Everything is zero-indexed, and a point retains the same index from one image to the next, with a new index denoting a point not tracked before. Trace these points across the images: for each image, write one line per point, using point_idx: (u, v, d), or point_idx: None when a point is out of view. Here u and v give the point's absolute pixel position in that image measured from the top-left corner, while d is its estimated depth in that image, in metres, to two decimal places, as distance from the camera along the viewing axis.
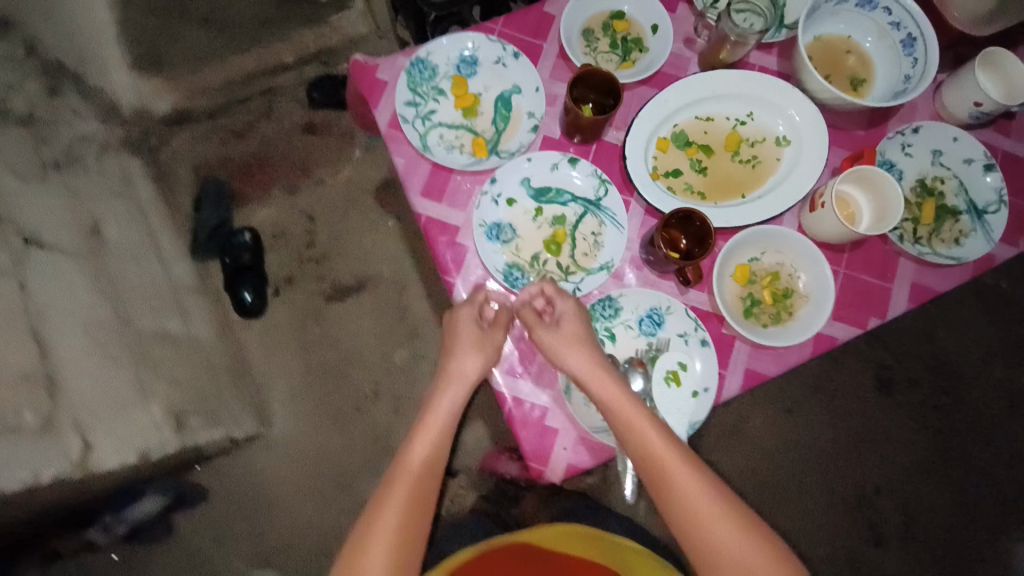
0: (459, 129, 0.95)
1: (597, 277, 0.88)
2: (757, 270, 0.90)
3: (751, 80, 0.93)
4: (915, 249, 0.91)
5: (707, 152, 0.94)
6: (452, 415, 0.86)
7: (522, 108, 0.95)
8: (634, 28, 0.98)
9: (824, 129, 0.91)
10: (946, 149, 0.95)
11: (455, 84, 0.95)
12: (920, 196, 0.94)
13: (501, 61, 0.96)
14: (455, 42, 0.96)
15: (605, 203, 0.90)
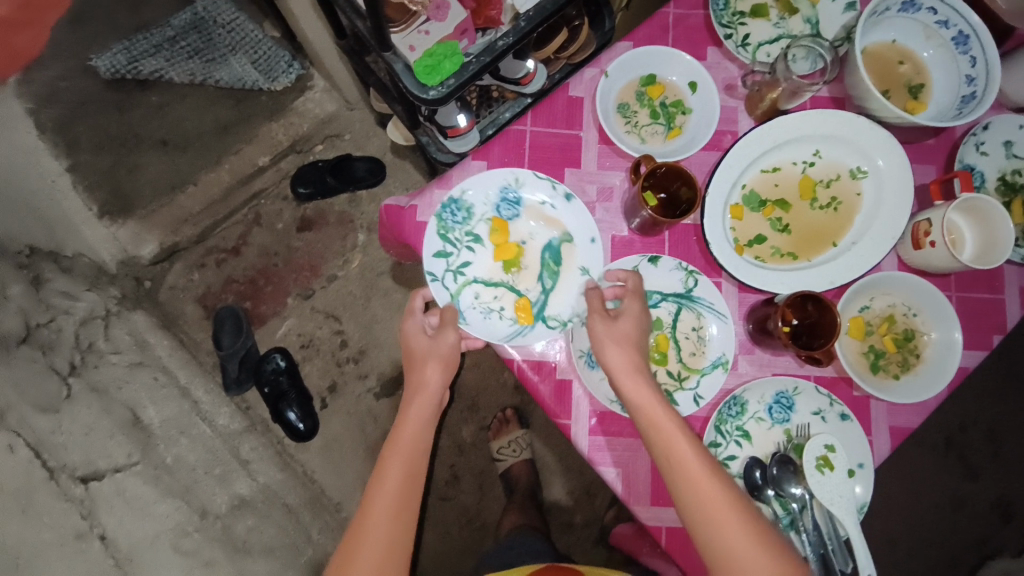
0: (498, 287, 0.87)
1: (715, 377, 0.82)
2: (870, 319, 0.85)
3: (813, 119, 0.86)
4: (1017, 255, 0.87)
5: (783, 207, 0.88)
6: (423, 424, 0.84)
7: (573, 261, 0.87)
8: (670, 89, 0.91)
9: (901, 151, 0.84)
10: (1016, 137, 0.90)
11: (493, 231, 0.86)
12: (1001, 194, 0.90)
13: (550, 201, 0.87)
14: (498, 178, 0.86)
15: (697, 293, 0.84)
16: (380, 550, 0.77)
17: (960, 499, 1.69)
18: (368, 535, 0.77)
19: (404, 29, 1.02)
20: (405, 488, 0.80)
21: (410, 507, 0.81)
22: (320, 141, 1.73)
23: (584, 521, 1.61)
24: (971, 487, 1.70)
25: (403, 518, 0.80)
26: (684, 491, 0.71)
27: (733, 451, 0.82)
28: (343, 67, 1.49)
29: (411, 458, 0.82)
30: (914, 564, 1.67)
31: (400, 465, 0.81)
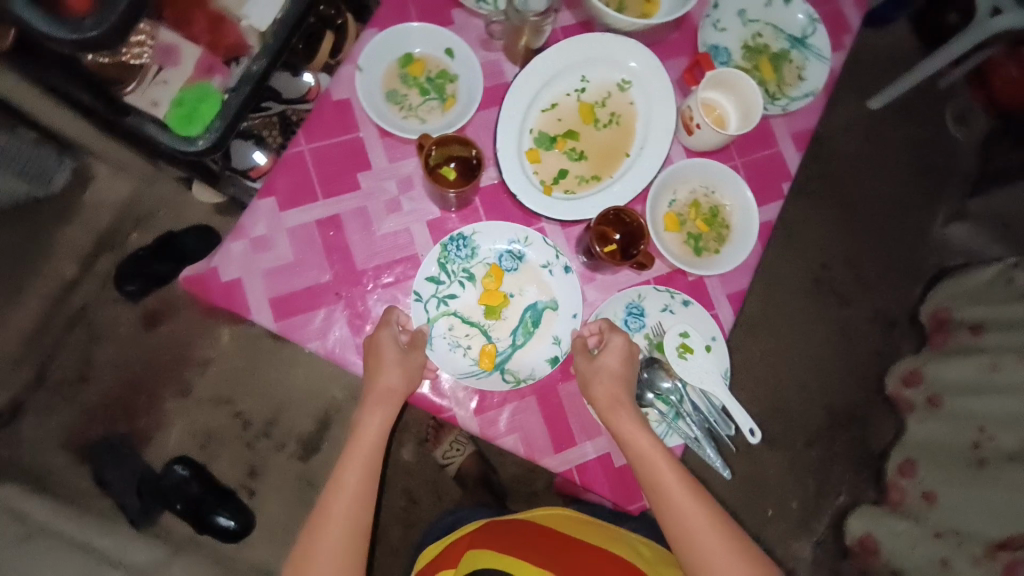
0: (472, 327, 0.84)
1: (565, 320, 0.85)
2: (680, 211, 0.92)
3: (567, 49, 0.89)
4: (777, 108, 0.96)
5: (573, 137, 0.91)
6: (381, 435, 0.83)
7: (549, 326, 0.85)
8: (429, 62, 0.89)
9: (650, 54, 0.91)
10: (745, 5, 0.98)
11: (489, 276, 0.84)
12: (752, 57, 0.97)
13: (549, 266, 0.85)
14: (510, 230, 0.85)
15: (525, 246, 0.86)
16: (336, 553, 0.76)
17: (844, 324, 1.93)
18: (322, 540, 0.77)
19: (138, 86, 0.95)
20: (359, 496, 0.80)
21: (364, 510, 0.80)
22: (130, 229, 1.58)
23: (548, 484, 1.65)
24: (847, 311, 1.94)
25: (361, 521, 0.79)
26: (667, 515, 0.76)
27: None
28: (116, 146, 1.34)
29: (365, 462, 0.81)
30: (827, 393, 1.88)
31: (358, 472, 0.80)
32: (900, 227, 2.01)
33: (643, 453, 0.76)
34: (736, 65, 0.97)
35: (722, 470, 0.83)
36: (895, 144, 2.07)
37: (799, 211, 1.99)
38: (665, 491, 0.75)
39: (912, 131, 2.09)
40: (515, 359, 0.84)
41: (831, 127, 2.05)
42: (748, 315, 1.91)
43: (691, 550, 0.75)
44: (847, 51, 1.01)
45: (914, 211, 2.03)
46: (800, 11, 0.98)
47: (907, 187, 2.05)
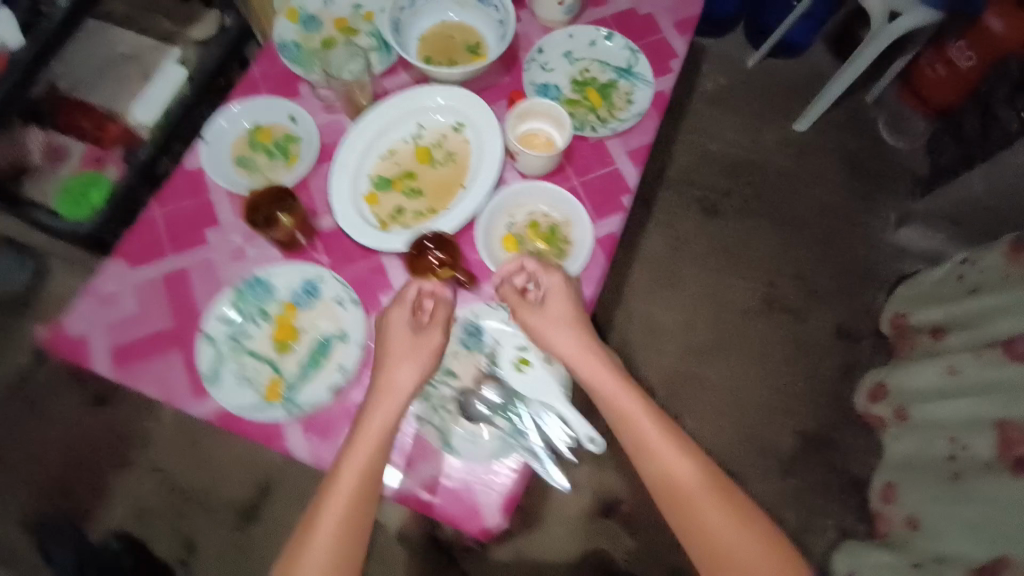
0: (263, 363, 0.85)
1: (352, 352, 0.85)
2: (519, 231, 0.95)
3: (395, 102, 0.99)
4: (606, 130, 1.01)
5: (410, 177, 0.97)
6: (380, 445, 0.74)
7: (339, 358, 0.85)
8: (277, 128, 0.97)
9: (473, 96, 0.99)
10: (571, 46, 1.07)
11: (281, 313, 0.87)
12: (580, 89, 1.05)
13: (341, 300, 0.87)
14: (303, 269, 0.88)
15: (314, 284, 0.88)
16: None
17: (803, 341, 1.84)
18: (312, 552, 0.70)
19: (37, 179, 1.14)
20: (350, 512, 0.71)
21: (353, 533, 0.71)
22: None
23: None
24: (806, 328, 1.86)
25: (357, 530, 0.71)
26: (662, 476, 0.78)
27: (449, 393, 0.86)
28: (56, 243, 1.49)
29: (373, 451, 0.73)
30: (796, 418, 1.76)
31: (352, 478, 0.72)
32: (847, 237, 1.96)
33: (625, 410, 0.80)
34: (566, 97, 1.04)
35: (559, 484, 0.82)
36: (830, 158, 2.07)
37: (738, 232, 1.98)
38: (649, 448, 0.79)
39: (848, 143, 2.09)
40: (308, 393, 0.83)
41: (763, 150, 2.08)
42: (701, 343, 1.84)
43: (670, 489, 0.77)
44: (677, 74, 1.07)
45: (862, 218, 1.98)
46: (623, 46, 1.07)
47: (850, 197, 2.01)
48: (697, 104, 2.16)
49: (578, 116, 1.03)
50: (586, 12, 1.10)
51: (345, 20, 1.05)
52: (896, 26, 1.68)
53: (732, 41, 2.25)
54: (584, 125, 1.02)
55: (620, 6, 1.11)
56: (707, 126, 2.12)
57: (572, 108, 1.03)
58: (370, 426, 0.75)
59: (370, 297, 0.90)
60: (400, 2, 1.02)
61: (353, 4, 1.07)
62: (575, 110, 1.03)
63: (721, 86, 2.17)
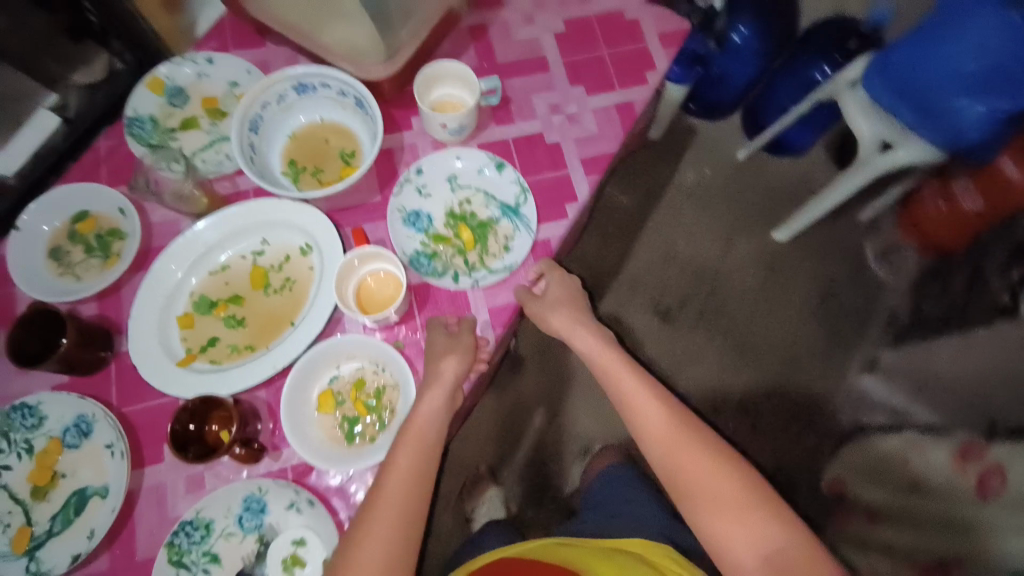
0: (16, 505, 0.76)
1: (104, 512, 0.74)
2: (340, 388, 0.84)
3: (236, 214, 0.87)
4: (470, 279, 0.89)
5: (237, 303, 0.86)
6: (435, 424, 0.77)
7: (91, 517, 0.75)
8: (103, 220, 0.87)
9: (325, 220, 0.87)
10: (458, 171, 0.95)
11: (44, 450, 0.77)
12: (455, 225, 0.93)
13: (110, 447, 0.77)
14: (76, 403, 0.78)
15: (86, 423, 0.77)
16: (377, 569, 0.67)
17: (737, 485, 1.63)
18: (368, 543, 0.68)
19: None
20: (416, 487, 0.73)
21: (414, 508, 0.72)
22: None
23: None
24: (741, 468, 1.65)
25: (417, 505, 0.72)
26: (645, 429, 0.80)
27: None
28: None
29: (423, 442, 0.75)
30: None
31: (408, 459, 0.73)
32: (808, 371, 1.70)
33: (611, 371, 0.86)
34: (436, 232, 0.92)
35: None
36: (804, 285, 1.79)
37: (689, 345, 1.74)
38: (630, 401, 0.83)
39: (828, 269, 1.80)
40: (49, 551, 0.74)
41: (733, 258, 1.84)
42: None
43: (655, 443, 0.78)
44: (574, 220, 0.94)
45: (832, 355, 1.70)
46: (514, 180, 0.94)
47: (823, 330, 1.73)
48: (676, 191, 1.91)
49: (444, 256, 0.91)
50: (485, 131, 0.98)
51: (216, 98, 0.95)
52: (888, 159, 1.18)
53: (722, 128, 1.98)
54: (448, 270, 0.89)
55: (528, 128, 0.99)
56: (676, 225, 1.87)
57: (438, 249, 0.91)
58: (422, 409, 0.77)
59: (150, 441, 0.79)
60: (263, 97, 0.88)
61: (227, 81, 0.96)
62: (442, 249, 0.91)
63: (704, 178, 1.93)
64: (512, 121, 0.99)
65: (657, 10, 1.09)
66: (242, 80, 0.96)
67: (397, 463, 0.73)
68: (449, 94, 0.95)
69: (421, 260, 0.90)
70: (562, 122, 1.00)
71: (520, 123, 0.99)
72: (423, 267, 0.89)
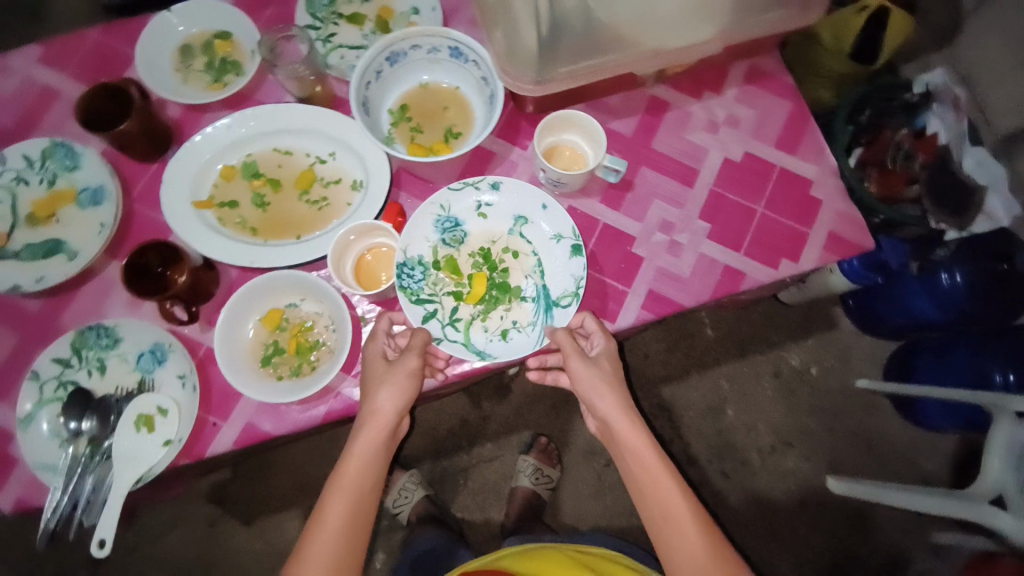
0: (11, 215, 0.84)
1: (59, 271, 0.80)
2: (291, 317, 0.83)
3: (326, 117, 0.89)
4: (440, 331, 0.82)
5: (273, 188, 0.89)
6: (374, 452, 0.79)
7: (48, 268, 0.81)
8: (237, 50, 0.94)
9: (388, 175, 0.87)
10: (533, 216, 0.88)
11: (59, 191, 0.84)
12: (479, 267, 0.87)
13: (102, 226, 0.82)
14: (105, 175, 0.84)
15: (100, 194, 0.84)
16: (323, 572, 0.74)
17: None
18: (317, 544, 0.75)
19: None
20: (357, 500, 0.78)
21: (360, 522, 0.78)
22: None
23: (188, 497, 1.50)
24: None
25: (363, 512, 0.78)
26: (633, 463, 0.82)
27: (79, 379, 0.78)
28: None
29: (363, 473, 0.79)
30: None
31: (358, 473, 0.78)
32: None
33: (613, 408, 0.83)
34: (456, 257, 0.87)
35: (96, 548, 0.70)
36: (819, 543, 1.56)
37: None
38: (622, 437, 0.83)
39: (852, 548, 1.56)
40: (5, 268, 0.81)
41: (769, 460, 1.63)
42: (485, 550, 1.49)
43: (661, 522, 0.78)
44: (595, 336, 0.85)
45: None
46: (574, 275, 0.84)
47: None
48: (772, 364, 1.69)
49: (439, 285, 0.85)
50: (584, 199, 0.91)
51: (392, 12, 0.97)
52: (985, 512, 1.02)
53: (866, 343, 1.70)
54: (434, 305, 0.84)
55: (624, 225, 0.90)
56: (743, 394, 1.67)
57: (444, 282, 0.85)
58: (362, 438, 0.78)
59: (130, 242, 0.84)
60: (418, 40, 0.88)
61: (411, 7, 0.97)
62: (445, 277, 0.86)
63: (807, 373, 1.69)
64: (616, 208, 0.90)
65: (851, 206, 0.91)
66: (423, 12, 0.96)
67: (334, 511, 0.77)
68: (572, 141, 0.90)
69: (414, 270, 0.84)
70: (660, 243, 0.89)
71: (621, 215, 0.90)
72: (411, 278, 0.83)
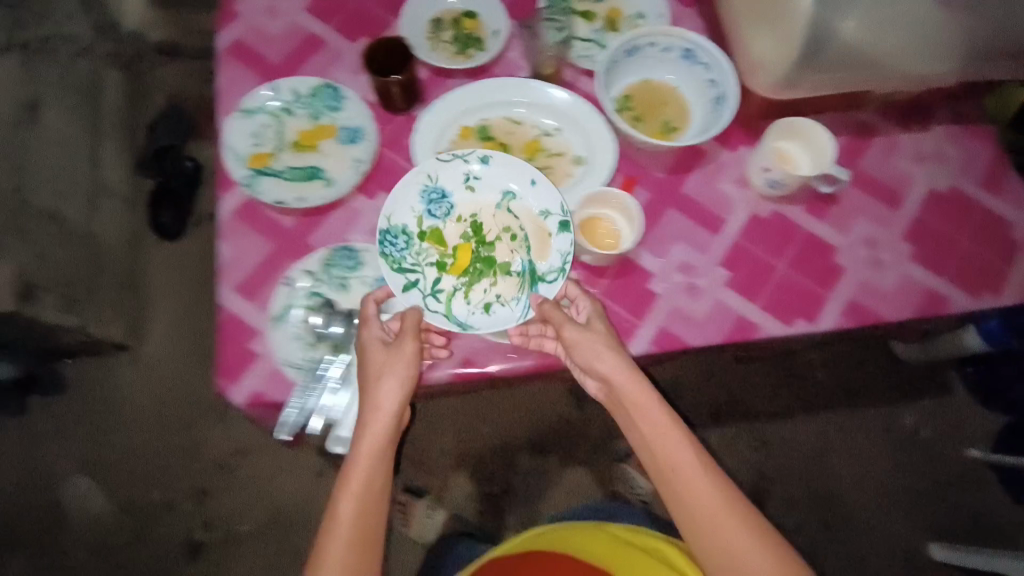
0: (277, 138, 0.94)
1: (321, 196, 0.90)
2: (511, 270, 0.90)
3: (560, 97, 0.96)
4: (422, 298, 0.87)
5: (503, 151, 0.96)
6: (382, 442, 0.79)
7: (310, 191, 0.91)
8: (480, 29, 1.02)
9: (613, 157, 0.94)
10: (524, 193, 0.92)
11: (322, 126, 0.94)
12: (465, 240, 0.91)
13: (359, 163, 0.93)
14: (368, 121, 0.95)
15: (361, 136, 0.94)
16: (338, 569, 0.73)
17: None
18: (331, 541, 0.74)
19: None
20: (370, 483, 0.77)
21: (374, 511, 0.77)
22: None
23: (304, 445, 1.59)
24: None
25: (374, 503, 0.77)
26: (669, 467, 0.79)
27: (324, 292, 0.86)
28: None
29: (376, 463, 0.78)
30: None
31: (366, 460, 0.77)
32: None
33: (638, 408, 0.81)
34: (442, 229, 0.91)
35: (339, 444, 0.80)
36: None
37: None
38: (657, 439, 0.80)
39: None
40: (273, 185, 0.91)
41: (871, 515, 1.61)
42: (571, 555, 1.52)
43: (699, 527, 0.76)
44: (791, 333, 0.90)
45: None
46: (561, 250, 0.88)
47: None
48: (880, 418, 1.68)
49: (423, 256, 0.90)
50: (791, 206, 0.94)
51: (620, 13, 1.04)
52: None
53: (980, 414, 1.67)
54: (416, 275, 0.88)
55: (826, 236, 0.94)
56: (848, 443, 1.66)
57: (426, 253, 0.89)
58: (368, 427, 0.78)
59: (377, 181, 0.93)
60: (657, 39, 0.94)
61: (637, 10, 1.04)
62: (430, 248, 0.90)
63: (917, 434, 1.66)
64: (819, 218, 0.94)
65: None
66: (651, 17, 1.03)
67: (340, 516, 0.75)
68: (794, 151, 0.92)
69: (398, 239, 0.88)
70: (865, 258, 0.93)
71: (824, 225, 0.94)
72: (393, 246, 0.88)
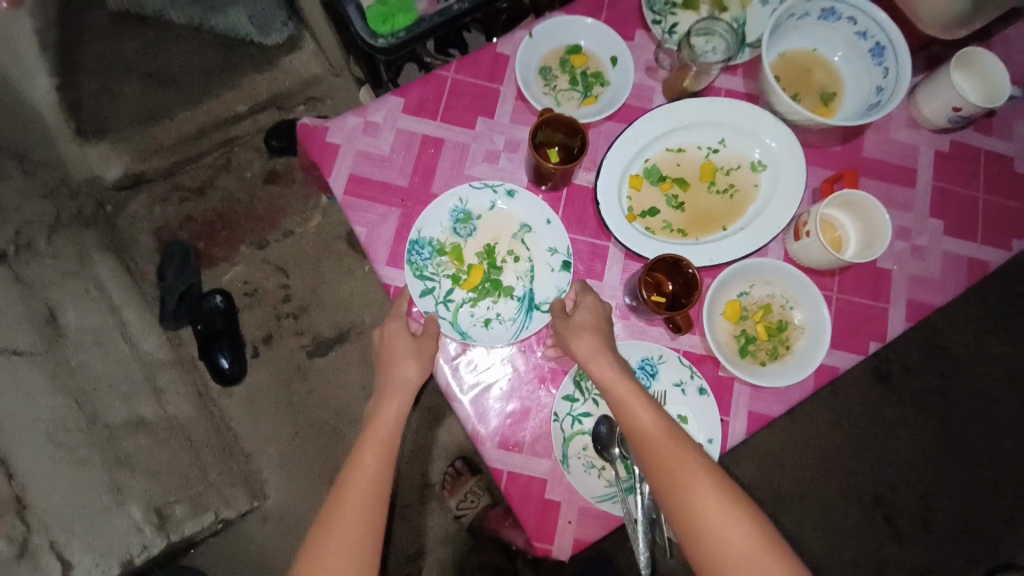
0: (454, 234, 0.86)
1: (510, 303, 0.85)
2: (747, 305, 0.86)
3: (719, 107, 0.88)
4: (434, 306, 0.84)
5: (682, 185, 0.89)
6: (398, 421, 0.79)
7: (503, 290, 0.85)
8: (593, 60, 0.92)
9: (801, 154, 0.86)
10: (536, 227, 0.86)
11: (496, 219, 0.87)
12: (480, 260, 0.86)
13: (549, 264, 0.86)
14: (540, 213, 0.86)
15: (538, 230, 0.86)
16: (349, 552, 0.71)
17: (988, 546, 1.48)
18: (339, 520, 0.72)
19: None
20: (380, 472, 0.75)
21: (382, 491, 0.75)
22: (300, 102, 1.66)
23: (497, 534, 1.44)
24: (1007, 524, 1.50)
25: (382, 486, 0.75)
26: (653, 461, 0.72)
27: (588, 410, 0.82)
28: (327, 28, 1.45)
29: (386, 440, 0.78)
30: None
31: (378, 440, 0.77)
32: None
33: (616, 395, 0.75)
34: (463, 246, 0.86)
35: None
36: None
37: None
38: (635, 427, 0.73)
39: None
40: (459, 294, 0.85)
41: None
42: (811, 546, 1.45)
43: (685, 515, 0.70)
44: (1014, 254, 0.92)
45: None
46: (559, 287, 0.85)
47: None
48: None
49: (441, 267, 0.85)
50: (965, 131, 0.93)
51: None
52: None
53: None
54: (431, 284, 0.84)
55: (1002, 148, 0.94)
56: None
57: (438, 260, 0.85)
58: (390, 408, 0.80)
59: (578, 273, 0.87)
60: (794, 9, 0.87)
61: None
62: (447, 262, 0.85)
63: None
64: (990, 133, 0.94)
65: None
66: None
67: (365, 468, 0.75)
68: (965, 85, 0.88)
69: (424, 248, 0.84)
70: None
71: (995, 139, 0.94)
72: (420, 255, 0.84)
